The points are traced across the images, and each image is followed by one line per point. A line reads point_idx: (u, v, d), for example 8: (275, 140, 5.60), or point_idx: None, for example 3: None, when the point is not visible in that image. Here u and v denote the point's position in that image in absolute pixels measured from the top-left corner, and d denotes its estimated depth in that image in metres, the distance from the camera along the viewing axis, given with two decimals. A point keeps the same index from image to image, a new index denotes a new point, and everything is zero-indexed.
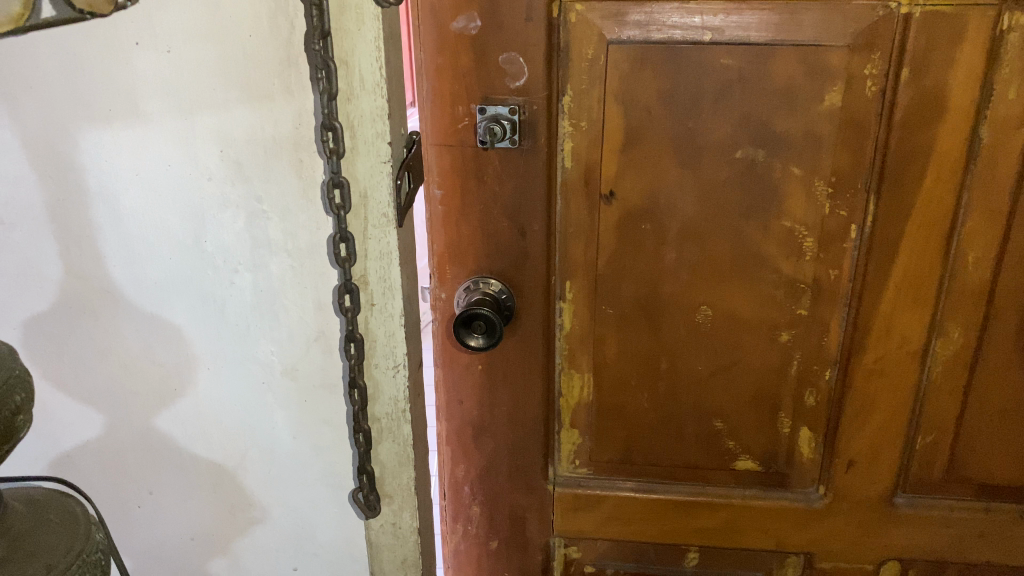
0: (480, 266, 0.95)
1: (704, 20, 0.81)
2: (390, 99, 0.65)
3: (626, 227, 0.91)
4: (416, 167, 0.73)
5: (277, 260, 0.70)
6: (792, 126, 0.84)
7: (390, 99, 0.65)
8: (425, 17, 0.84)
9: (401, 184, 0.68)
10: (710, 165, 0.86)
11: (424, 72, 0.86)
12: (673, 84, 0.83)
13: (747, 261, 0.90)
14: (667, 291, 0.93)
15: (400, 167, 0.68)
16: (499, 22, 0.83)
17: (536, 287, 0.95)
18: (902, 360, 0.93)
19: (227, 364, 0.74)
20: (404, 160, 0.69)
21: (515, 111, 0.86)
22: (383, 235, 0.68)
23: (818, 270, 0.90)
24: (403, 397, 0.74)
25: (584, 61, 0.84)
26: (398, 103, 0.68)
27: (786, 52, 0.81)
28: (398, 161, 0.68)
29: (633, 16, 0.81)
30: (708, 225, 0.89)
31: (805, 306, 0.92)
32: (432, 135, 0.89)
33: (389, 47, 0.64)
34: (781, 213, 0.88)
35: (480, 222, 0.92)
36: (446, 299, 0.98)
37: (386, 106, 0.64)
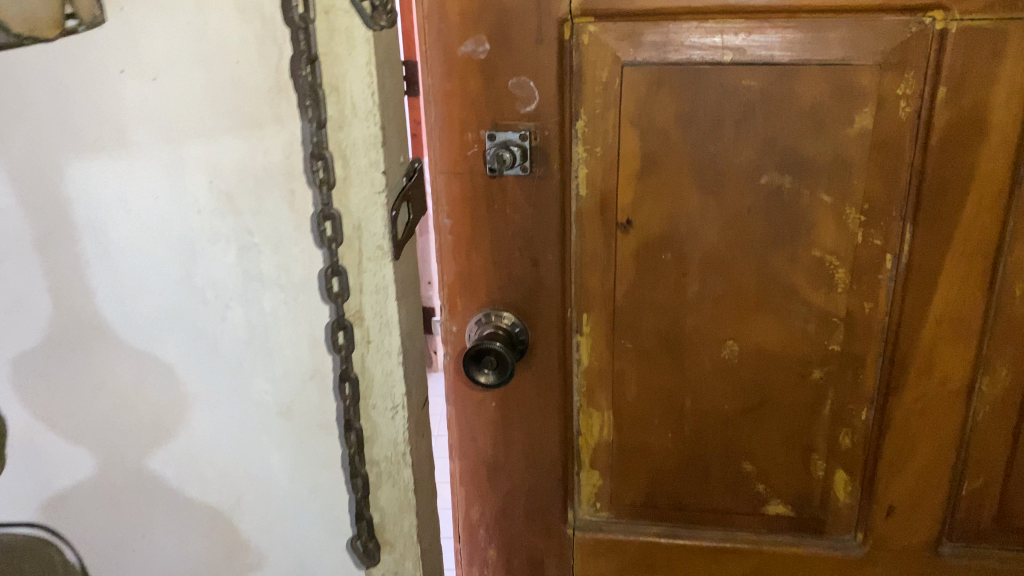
0: (491, 298, 0.91)
1: (724, 39, 0.76)
2: (383, 127, 0.61)
3: (644, 257, 0.86)
4: (415, 198, 0.69)
5: (270, 295, 0.66)
6: (820, 151, 0.79)
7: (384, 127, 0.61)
8: (431, 41, 0.80)
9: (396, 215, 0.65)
10: (733, 192, 0.81)
11: (432, 97, 0.83)
12: (693, 106, 0.79)
13: (775, 294, 0.85)
14: (690, 323, 0.88)
15: (397, 198, 0.64)
16: (508, 46, 0.79)
17: (550, 320, 0.90)
18: (945, 399, 0.87)
19: (220, 404, 0.70)
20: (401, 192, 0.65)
21: (525, 136, 0.82)
22: (379, 269, 0.64)
23: (850, 302, 0.84)
24: (403, 439, 0.70)
25: (598, 85, 0.80)
26: (393, 132, 0.64)
27: (812, 71, 0.76)
28: (394, 193, 0.64)
29: (648, 37, 0.78)
30: (733, 255, 0.84)
31: (838, 341, 0.86)
32: (441, 162, 0.85)
33: (382, 72, 0.61)
34: (810, 242, 0.82)
35: (493, 252, 0.88)
36: (457, 332, 0.93)
37: (379, 133, 0.61)
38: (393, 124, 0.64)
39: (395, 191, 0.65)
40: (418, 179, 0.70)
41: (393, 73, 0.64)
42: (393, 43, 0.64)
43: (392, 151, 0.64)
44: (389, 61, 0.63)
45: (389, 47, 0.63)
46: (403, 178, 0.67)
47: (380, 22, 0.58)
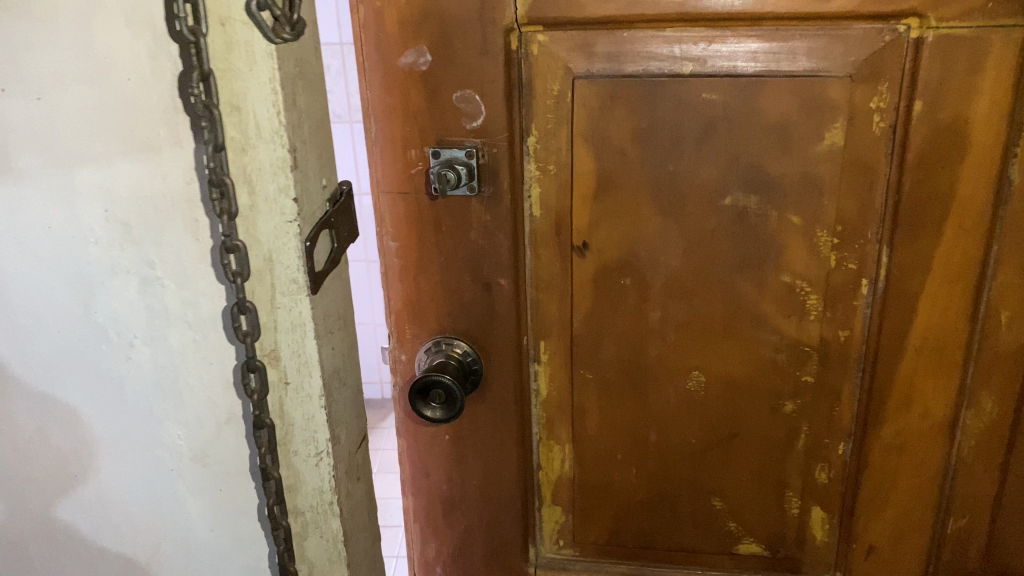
0: (442, 325, 0.84)
1: (683, 50, 0.71)
2: (293, 148, 0.55)
3: (603, 283, 0.80)
4: (340, 224, 0.63)
5: (177, 332, 0.60)
6: (788, 169, 0.73)
7: (294, 149, 0.55)
8: (370, 52, 0.75)
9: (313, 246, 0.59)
10: (696, 213, 0.75)
11: (372, 112, 0.77)
12: (650, 121, 0.73)
13: (743, 322, 0.79)
14: (653, 354, 0.81)
15: (315, 228, 0.58)
16: (451, 57, 0.74)
17: (505, 347, 0.84)
18: (927, 434, 0.81)
19: (130, 449, 0.65)
20: (320, 221, 0.60)
21: (471, 154, 0.76)
22: (294, 304, 0.59)
23: (824, 331, 0.78)
24: (329, 487, 0.65)
25: (549, 99, 0.74)
26: (309, 154, 0.58)
27: (779, 84, 0.70)
28: (310, 222, 0.58)
29: (601, 47, 0.72)
30: (696, 281, 0.78)
31: (811, 373, 0.80)
32: (384, 181, 0.80)
33: (291, 90, 0.55)
34: (779, 267, 0.76)
35: (442, 277, 0.82)
36: (406, 362, 0.87)
37: (287, 156, 0.55)
38: (310, 145, 0.59)
39: (314, 220, 0.59)
40: (344, 205, 0.64)
41: (310, 89, 0.59)
42: (309, 57, 0.58)
43: (308, 176, 0.58)
44: (304, 76, 0.58)
45: (306, 61, 0.58)
46: (325, 204, 0.61)
47: (281, 36, 0.52)
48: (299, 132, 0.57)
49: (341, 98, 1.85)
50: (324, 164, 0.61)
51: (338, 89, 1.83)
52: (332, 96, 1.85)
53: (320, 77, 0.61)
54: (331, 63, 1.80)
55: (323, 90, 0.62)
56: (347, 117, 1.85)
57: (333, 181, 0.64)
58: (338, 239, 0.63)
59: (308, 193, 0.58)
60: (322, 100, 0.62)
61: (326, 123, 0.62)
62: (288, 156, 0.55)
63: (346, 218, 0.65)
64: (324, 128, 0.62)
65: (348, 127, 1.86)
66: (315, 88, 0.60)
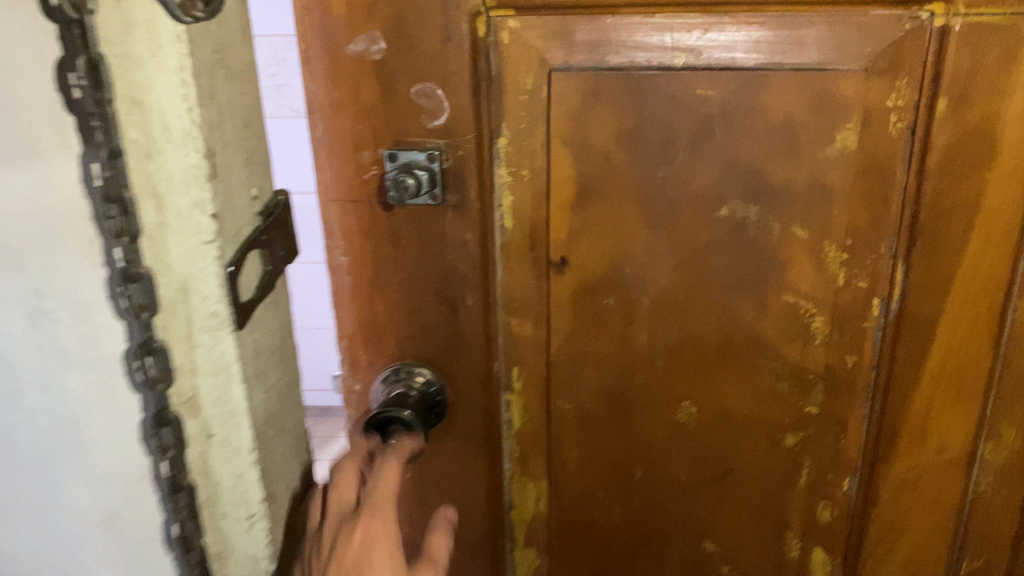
0: (401, 350, 0.74)
1: (675, 39, 0.62)
2: (210, 153, 0.46)
3: (583, 303, 0.70)
4: (274, 241, 0.53)
5: (74, 374, 0.50)
6: (793, 176, 0.64)
7: (211, 153, 0.46)
8: (315, 39, 0.65)
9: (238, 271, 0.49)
10: (688, 225, 0.66)
11: (317, 109, 0.67)
12: (638, 121, 0.64)
13: (740, 347, 0.70)
14: (639, 383, 0.72)
15: (240, 249, 0.49)
16: (408, 45, 0.64)
17: (473, 375, 0.74)
18: (942, 469, 0.73)
19: (26, 510, 0.54)
20: (249, 240, 0.50)
21: (433, 157, 0.66)
22: (215, 342, 0.49)
23: (830, 357, 0.69)
24: (265, 552, 0.55)
25: (522, 94, 0.65)
26: (234, 160, 0.48)
27: (784, 78, 0.62)
28: (236, 243, 0.49)
29: (582, 35, 0.63)
30: (688, 302, 0.69)
31: (815, 403, 0.71)
32: (333, 188, 0.70)
33: (210, 80, 0.45)
34: (782, 285, 0.67)
35: (400, 296, 0.72)
36: (361, 392, 0.77)
37: (203, 163, 0.45)
38: (235, 149, 0.49)
39: (241, 239, 0.50)
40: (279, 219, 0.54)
41: (235, 80, 0.49)
42: (234, 41, 0.48)
43: (233, 186, 0.48)
44: (227, 64, 0.47)
45: (229, 46, 0.48)
46: (256, 218, 0.52)
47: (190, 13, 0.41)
48: (221, 134, 0.47)
49: (298, 93, 1.75)
50: (254, 171, 0.51)
51: (295, 83, 1.73)
52: (289, 90, 1.74)
53: (251, 66, 0.51)
54: (287, 55, 1.70)
55: (253, 82, 0.52)
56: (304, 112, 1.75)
57: (266, 190, 0.54)
58: (273, 260, 0.53)
59: (233, 208, 0.48)
60: (252, 93, 0.51)
61: (258, 121, 0.52)
62: (204, 163, 0.45)
63: (282, 233, 0.55)
64: (253, 128, 0.51)
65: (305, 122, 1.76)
66: (242, 78, 0.50)
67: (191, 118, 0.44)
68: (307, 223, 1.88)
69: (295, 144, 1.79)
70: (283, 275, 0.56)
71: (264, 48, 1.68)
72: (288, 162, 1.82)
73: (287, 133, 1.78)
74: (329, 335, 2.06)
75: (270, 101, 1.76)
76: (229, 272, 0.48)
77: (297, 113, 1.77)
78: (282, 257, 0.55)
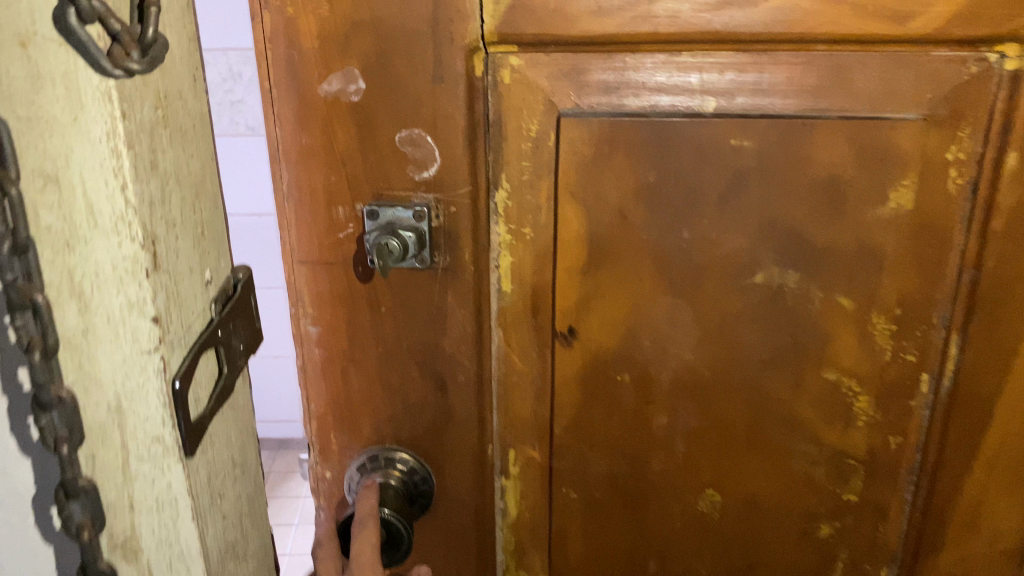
0: (379, 432, 0.65)
1: (704, 80, 0.53)
2: (151, 240, 0.35)
3: (593, 380, 0.61)
4: (235, 333, 0.43)
5: None
6: (838, 239, 0.55)
7: (152, 240, 0.35)
8: (281, 76, 0.55)
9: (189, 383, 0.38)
10: (717, 293, 0.57)
11: (283, 157, 0.57)
12: (661, 175, 0.55)
13: (772, 429, 0.61)
14: (656, 469, 0.63)
15: (189, 357, 0.38)
16: (392, 85, 0.54)
17: (464, 459, 0.65)
18: (991, 560, 0.65)
19: None
20: (202, 342, 0.39)
21: (421, 216, 0.57)
22: (159, 473, 0.38)
23: (871, 439, 0.61)
24: None
25: (525, 141, 0.56)
26: (181, 242, 0.38)
27: (832, 126, 0.53)
28: (185, 347, 0.38)
29: (596, 74, 0.54)
30: (714, 381, 0.60)
31: (854, 489, 0.63)
32: (301, 248, 0.59)
33: (150, 145, 0.35)
34: (822, 361, 0.59)
35: (379, 371, 0.62)
36: (332, 480, 0.67)
37: (143, 254, 0.34)
38: (183, 228, 0.38)
39: (193, 341, 0.39)
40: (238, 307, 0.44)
41: (182, 140, 0.38)
42: (182, 90, 0.38)
43: (182, 277, 0.38)
44: (173, 122, 0.37)
45: (176, 98, 0.38)
46: (210, 307, 0.41)
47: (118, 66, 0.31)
48: (166, 213, 0.36)
49: (255, 109, 1.58)
50: (206, 251, 0.41)
51: (251, 99, 1.56)
52: (245, 106, 1.58)
53: (201, 118, 0.41)
54: (243, 69, 1.54)
55: (206, 138, 0.41)
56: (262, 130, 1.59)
57: (221, 269, 0.43)
58: (231, 358, 0.43)
59: (181, 305, 0.38)
60: (205, 153, 0.41)
61: (212, 185, 0.42)
62: (144, 253, 0.34)
63: (243, 323, 0.44)
64: (205, 197, 0.41)
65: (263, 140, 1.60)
66: (191, 136, 0.39)
67: (126, 197, 0.33)
68: (265, 244, 1.71)
69: (251, 164, 1.63)
70: (244, 371, 0.46)
71: (217, 62, 1.52)
72: (243, 184, 1.65)
73: (241, 150, 1.61)
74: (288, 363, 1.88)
75: (223, 118, 1.59)
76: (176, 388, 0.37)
77: (254, 131, 1.60)
78: (243, 352, 0.44)
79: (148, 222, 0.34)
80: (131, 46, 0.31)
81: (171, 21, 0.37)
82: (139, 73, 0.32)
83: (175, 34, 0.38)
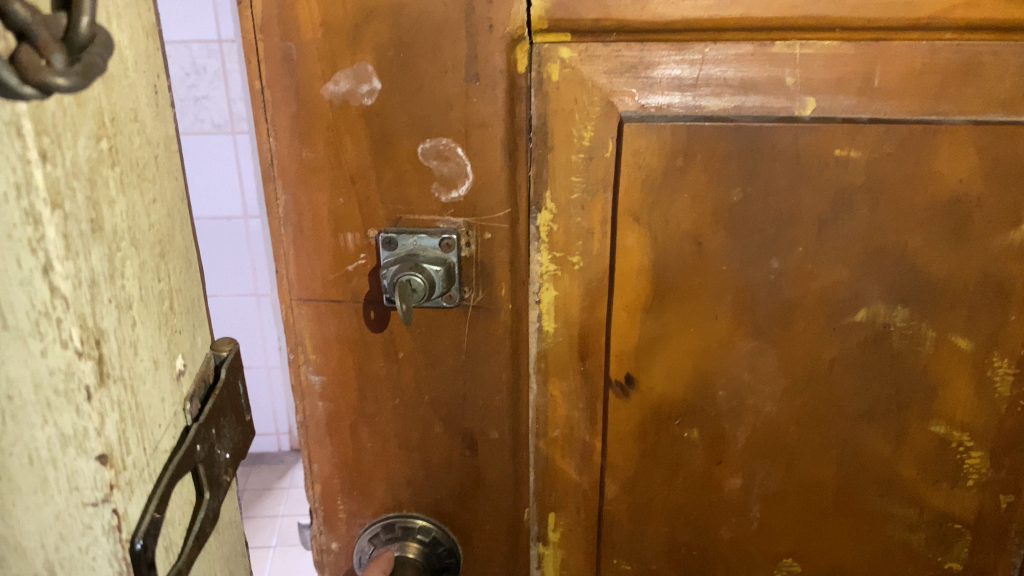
0: (395, 497, 0.54)
1: (800, 76, 0.43)
2: (94, 356, 0.28)
3: (652, 437, 0.51)
4: (218, 441, 0.37)
5: None
6: (959, 270, 0.46)
7: (96, 355, 0.28)
8: (277, 74, 0.44)
9: (156, 522, 0.32)
10: (808, 334, 0.48)
11: (278, 174, 0.46)
12: (746, 194, 0.45)
13: (866, 491, 0.52)
14: (724, 537, 0.54)
15: (153, 493, 0.32)
16: (414, 85, 0.43)
17: (495, 527, 0.55)
18: None
19: None
20: (174, 463, 0.33)
21: (450, 244, 0.46)
22: None
23: (982, 501, 0.52)
24: None
25: (577, 152, 0.45)
26: (141, 333, 0.31)
27: (959, 134, 0.43)
28: (151, 479, 0.32)
29: (667, 70, 0.43)
30: (798, 437, 0.50)
31: (957, 558, 0.54)
32: (301, 283, 0.49)
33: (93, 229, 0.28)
34: (929, 413, 0.49)
35: (396, 426, 0.52)
36: (339, 551, 0.56)
37: (87, 372, 0.28)
38: (146, 312, 0.32)
39: (163, 462, 0.33)
40: (220, 403, 0.38)
41: (141, 183, 0.31)
42: (138, 110, 0.31)
43: (144, 380, 0.31)
44: (122, 163, 0.30)
45: (129, 122, 0.30)
46: (186, 417, 0.35)
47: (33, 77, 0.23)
48: (117, 294, 0.29)
49: (222, 105, 1.30)
50: (175, 330, 0.35)
51: (217, 94, 1.29)
52: (210, 103, 1.30)
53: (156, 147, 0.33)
54: (207, 63, 1.27)
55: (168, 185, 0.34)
56: (229, 127, 1.32)
57: (197, 351, 0.37)
58: (214, 472, 0.37)
59: (143, 421, 0.31)
60: (172, 206, 0.34)
61: (180, 242, 0.35)
62: (83, 363, 0.27)
63: (228, 422, 0.39)
64: (174, 257, 0.35)
65: (231, 139, 1.32)
66: (152, 173, 0.32)
67: (49, 283, 0.26)
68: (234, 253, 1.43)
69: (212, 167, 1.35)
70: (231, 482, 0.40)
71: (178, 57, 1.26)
72: (203, 185, 1.36)
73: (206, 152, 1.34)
74: (260, 380, 1.57)
75: (186, 115, 1.32)
76: (136, 547, 0.31)
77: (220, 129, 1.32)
78: (229, 461, 0.39)
79: (88, 319, 0.27)
80: (51, 47, 0.23)
81: (120, 9, 0.29)
82: (62, 88, 0.24)
83: (126, 31, 0.30)
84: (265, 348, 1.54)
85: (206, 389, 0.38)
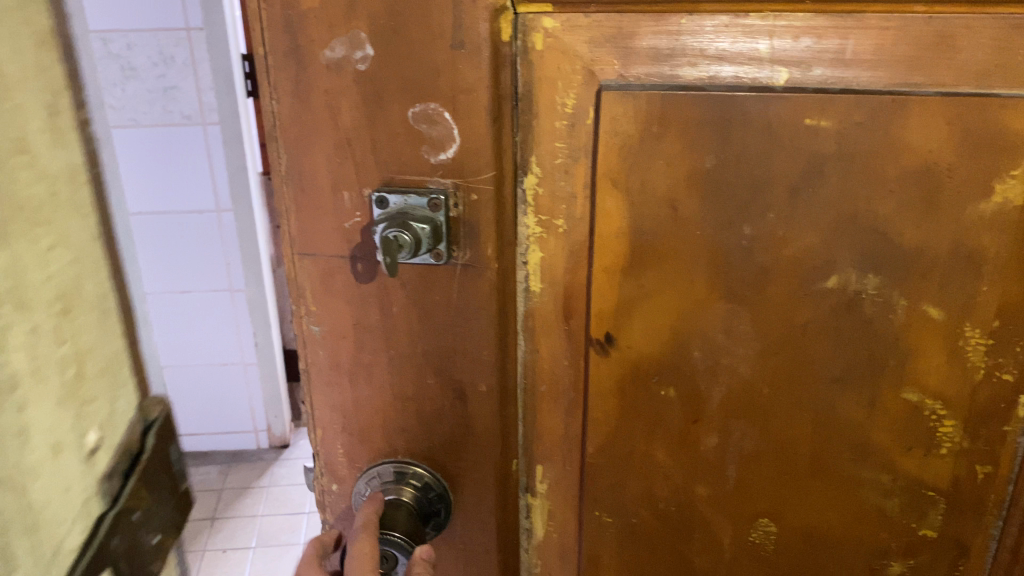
0: (391, 444, 0.58)
1: (775, 47, 0.44)
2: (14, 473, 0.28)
3: (632, 394, 0.54)
4: (149, 523, 0.39)
5: None
6: (929, 240, 0.47)
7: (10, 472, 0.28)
8: (278, 40, 0.47)
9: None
10: (780, 298, 0.49)
11: (281, 134, 0.49)
12: (720, 160, 0.46)
13: (838, 455, 0.53)
14: (701, 494, 0.56)
15: None
16: (404, 52, 0.46)
17: (484, 477, 0.57)
18: None
19: None
20: (89, 555, 0.34)
21: (437, 204, 0.49)
22: None
23: (957, 469, 0.53)
24: None
25: (560, 119, 0.48)
26: (36, 419, 0.31)
27: (930, 106, 0.44)
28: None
29: (646, 40, 0.45)
30: (772, 399, 0.52)
31: (933, 525, 0.55)
32: (302, 238, 0.52)
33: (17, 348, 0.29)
34: (902, 380, 0.50)
35: (391, 377, 0.55)
36: (340, 492, 0.60)
37: None
38: (43, 387, 0.32)
39: (69, 561, 0.33)
40: (146, 473, 0.39)
41: (46, 270, 0.32)
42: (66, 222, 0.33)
43: (43, 473, 0.32)
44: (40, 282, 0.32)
45: (14, 152, 0.30)
46: (98, 505, 0.36)
47: None
48: (20, 402, 0.30)
49: (189, 95, 1.52)
50: (88, 407, 0.35)
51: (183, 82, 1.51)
52: (179, 92, 1.52)
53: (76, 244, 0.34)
54: (175, 52, 1.50)
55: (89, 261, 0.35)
56: (200, 118, 1.54)
57: (122, 420, 0.38)
58: (141, 560, 0.38)
59: (41, 526, 0.31)
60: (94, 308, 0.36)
61: (99, 329, 0.36)
62: None
63: (158, 498, 0.40)
64: (98, 347, 0.36)
65: (201, 130, 1.55)
66: (60, 256, 0.33)
67: None
68: (210, 249, 1.66)
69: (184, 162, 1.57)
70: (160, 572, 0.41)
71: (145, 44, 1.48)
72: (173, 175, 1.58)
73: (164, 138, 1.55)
74: (235, 371, 1.80)
75: (154, 105, 1.53)
76: None
77: (190, 119, 1.54)
78: (156, 547, 0.39)
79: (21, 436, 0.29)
80: None
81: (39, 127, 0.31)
82: None
83: None
84: (239, 335, 1.76)
85: (132, 460, 0.39)
